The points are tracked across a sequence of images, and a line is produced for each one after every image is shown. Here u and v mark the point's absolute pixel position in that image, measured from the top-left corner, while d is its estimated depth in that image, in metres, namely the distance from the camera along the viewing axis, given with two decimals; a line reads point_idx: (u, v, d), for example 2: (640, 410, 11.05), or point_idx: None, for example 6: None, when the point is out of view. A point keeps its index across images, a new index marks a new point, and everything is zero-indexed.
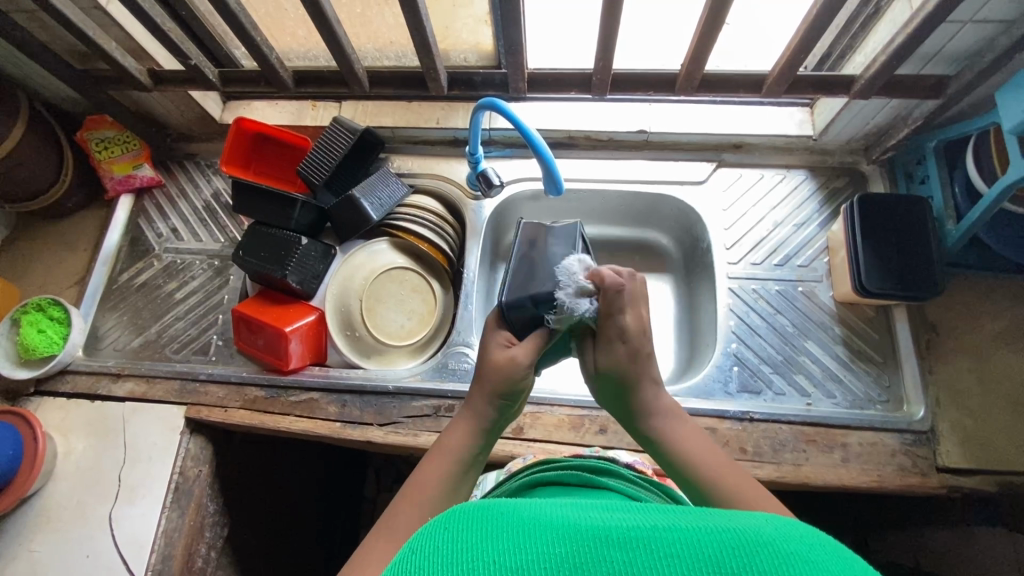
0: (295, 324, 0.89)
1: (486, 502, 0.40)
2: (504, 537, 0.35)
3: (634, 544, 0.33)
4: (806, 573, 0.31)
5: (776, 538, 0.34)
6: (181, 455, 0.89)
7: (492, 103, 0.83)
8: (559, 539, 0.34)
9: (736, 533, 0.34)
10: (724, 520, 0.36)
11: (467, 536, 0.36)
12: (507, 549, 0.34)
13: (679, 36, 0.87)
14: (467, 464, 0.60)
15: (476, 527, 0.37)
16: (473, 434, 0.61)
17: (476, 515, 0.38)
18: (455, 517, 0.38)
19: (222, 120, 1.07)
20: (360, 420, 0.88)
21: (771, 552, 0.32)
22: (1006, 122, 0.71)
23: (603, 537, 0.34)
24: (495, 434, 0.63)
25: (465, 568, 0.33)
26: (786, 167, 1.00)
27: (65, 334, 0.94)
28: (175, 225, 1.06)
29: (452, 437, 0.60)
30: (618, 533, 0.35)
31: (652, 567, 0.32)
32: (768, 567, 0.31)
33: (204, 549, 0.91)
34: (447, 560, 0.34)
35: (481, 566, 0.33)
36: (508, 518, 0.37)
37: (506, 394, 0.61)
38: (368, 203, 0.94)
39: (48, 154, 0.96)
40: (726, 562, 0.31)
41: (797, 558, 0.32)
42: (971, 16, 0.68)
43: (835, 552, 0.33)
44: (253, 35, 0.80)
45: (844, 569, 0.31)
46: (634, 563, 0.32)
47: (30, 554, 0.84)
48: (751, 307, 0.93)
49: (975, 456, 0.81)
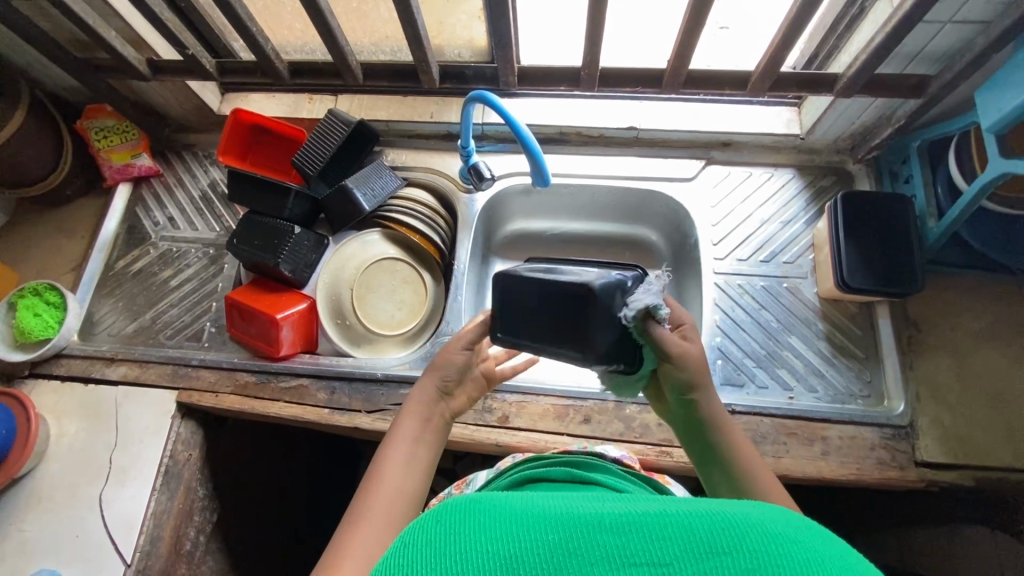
0: (286, 312, 0.91)
1: (480, 497, 0.38)
2: (496, 527, 0.34)
3: (625, 528, 0.33)
4: (796, 550, 0.30)
5: (767, 519, 0.33)
6: (172, 438, 0.90)
7: (482, 96, 0.85)
8: (552, 526, 0.34)
9: (726, 515, 0.33)
10: (713, 502, 0.35)
11: (461, 530, 0.35)
12: (500, 537, 0.33)
13: (666, 35, 0.89)
14: (420, 444, 0.62)
15: (469, 517, 0.36)
16: (421, 415, 0.64)
17: (469, 506, 0.37)
18: (448, 509, 0.37)
19: (220, 112, 1.09)
20: (348, 406, 0.90)
21: (761, 531, 0.31)
22: (985, 121, 0.72)
23: (595, 522, 0.34)
24: (442, 417, 0.67)
25: (459, 560, 0.32)
26: (774, 165, 1.01)
27: (60, 318, 0.96)
28: (172, 214, 1.08)
29: (402, 419, 0.63)
30: (611, 518, 0.34)
31: (646, 550, 0.31)
32: (758, 544, 0.30)
33: (192, 532, 0.92)
34: (442, 552, 0.33)
35: (477, 557, 0.32)
36: (502, 509, 0.36)
37: (448, 374, 0.67)
38: (361, 193, 0.96)
39: (48, 139, 0.98)
40: (717, 542, 0.31)
41: (786, 537, 0.31)
42: (949, 17, 0.70)
43: (825, 534, 0.33)
44: (249, 26, 0.82)
45: (833, 548, 0.31)
46: (627, 546, 0.31)
47: (21, 533, 0.85)
48: (736, 303, 0.94)
49: (953, 451, 0.82)
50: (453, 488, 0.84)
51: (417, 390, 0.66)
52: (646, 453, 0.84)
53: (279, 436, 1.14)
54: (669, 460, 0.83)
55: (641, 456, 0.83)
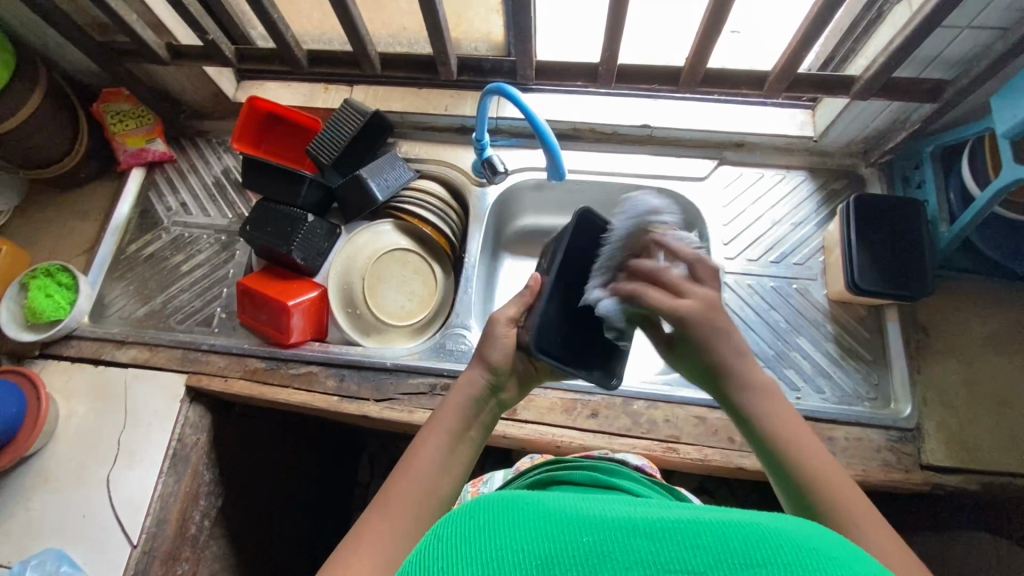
0: (298, 299, 0.91)
1: (511, 496, 0.39)
2: (529, 526, 0.35)
3: (659, 534, 0.33)
4: (830, 565, 0.30)
5: (800, 532, 0.33)
6: (181, 422, 0.90)
7: (500, 87, 0.85)
8: (585, 529, 0.34)
9: (760, 526, 0.33)
10: (746, 513, 0.35)
11: (493, 530, 0.35)
12: (534, 538, 0.34)
13: (682, 33, 0.90)
14: (462, 440, 0.61)
15: (501, 517, 0.36)
16: (468, 406, 0.62)
17: (500, 505, 0.38)
18: (480, 507, 0.38)
19: (235, 99, 1.10)
20: (357, 395, 0.90)
21: (796, 544, 0.32)
22: (1000, 126, 0.72)
23: (629, 528, 0.34)
24: (489, 411, 0.65)
25: (494, 558, 0.33)
26: (785, 167, 1.02)
27: (72, 300, 0.96)
28: (185, 199, 1.08)
29: (443, 414, 0.62)
30: (644, 525, 0.34)
31: (680, 557, 0.31)
32: (794, 558, 0.30)
33: (198, 517, 0.93)
34: (477, 551, 0.34)
35: (511, 556, 0.33)
36: (533, 510, 0.37)
37: (498, 367, 0.65)
38: (374, 183, 0.96)
39: (65, 121, 0.98)
40: (752, 553, 0.31)
41: (820, 552, 0.31)
42: (968, 21, 0.70)
43: (858, 552, 0.33)
44: (271, 13, 0.82)
45: (868, 566, 0.31)
46: (661, 553, 0.32)
47: (28, 512, 0.86)
48: (745, 303, 0.95)
49: (959, 455, 0.82)
50: (468, 487, 0.84)
51: (463, 380, 0.65)
52: (652, 448, 0.84)
53: (284, 424, 1.14)
54: (675, 456, 0.83)
55: (647, 451, 0.84)
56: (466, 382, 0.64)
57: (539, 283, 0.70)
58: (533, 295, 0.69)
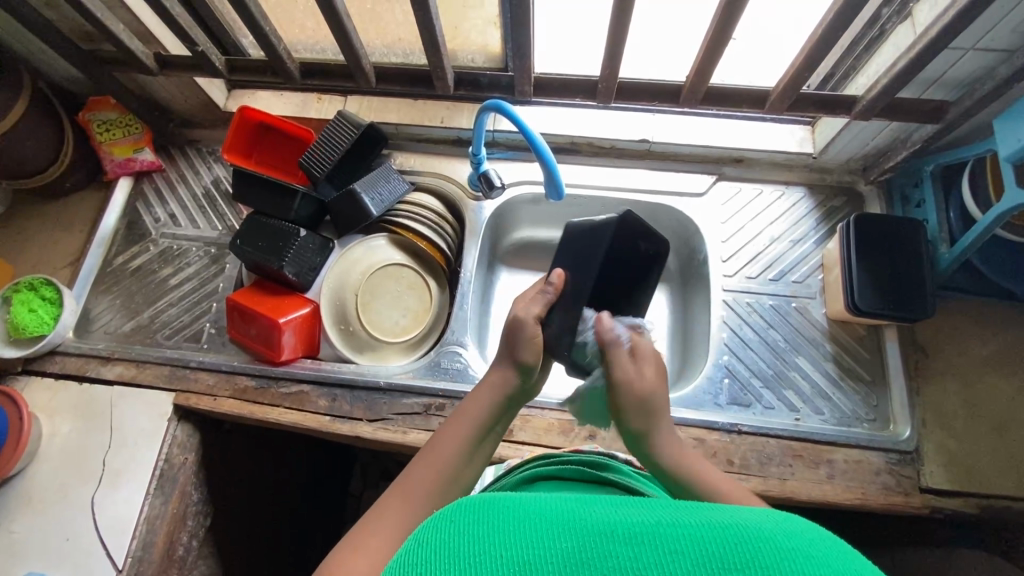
0: (289, 315, 0.89)
1: (493, 497, 0.37)
2: (509, 530, 0.33)
3: (639, 539, 0.31)
4: (807, 568, 0.29)
5: (779, 532, 0.31)
6: (169, 441, 0.88)
7: (498, 104, 0.83)
8: (564, 534, 0.32)
9: (739, 529, 0.32)
10: (728, 515, 0.34)
11: (473, 530, 0.33)
12: (513, 542, 0.32)
13: (686, 50, 0.89)
14: (484, 434, 0.60)
15: (485, 520, 0.34)
16: (494, 401, 0.61)
17: (480, 506, 0.36)
18: (462, 509, 0.36)
19: (226, 108, 1.07)
20: (349, 415, 0.88)
21: (773, 547, 0.30)
22: (1004, 150, 0.72)
23: (610, 533, 0.32)
24: (513, 406, 0.63)
25: (470, 564, 0.31)
26: (785, 183, 1.01)
27: (56, 315, 0.94)
28: (174, 211, 1.06)
29: (468, 406, 0.61)
30: (625, 529, 0.32)
31: (657, 563, 0.30)
32: (770, 561, 0.29)
33: (186, 537, 0.90)
34: (456, 554, 0.32)
35: (488, 561, 0.31)
36: (516, 512, 0.35)
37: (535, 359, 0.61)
38: (369, 198, 0.94)
39: (50, 130, 0.96)
40: (729, 557, 0.29)
41: (798, 553, 0.30)
42: (972, 44, 0.69)
43: (838, 548, 0.31)
44: (262, 24, 0.80)
45: (846, 564, 0.30)
46: (639, 559, 0.30)
47: (10, 535, 0.83)
48: (744, 321, 0.94)
49: (957, 478, 0.82)
50: None
51: (493, 374, 0.62)
52: None
53: (275, 439, 1.12)
54: None
55: None
56: (497, 377, 0.62)
57: (562, 280, 0.67)
58: (555, 292, 0.66)
